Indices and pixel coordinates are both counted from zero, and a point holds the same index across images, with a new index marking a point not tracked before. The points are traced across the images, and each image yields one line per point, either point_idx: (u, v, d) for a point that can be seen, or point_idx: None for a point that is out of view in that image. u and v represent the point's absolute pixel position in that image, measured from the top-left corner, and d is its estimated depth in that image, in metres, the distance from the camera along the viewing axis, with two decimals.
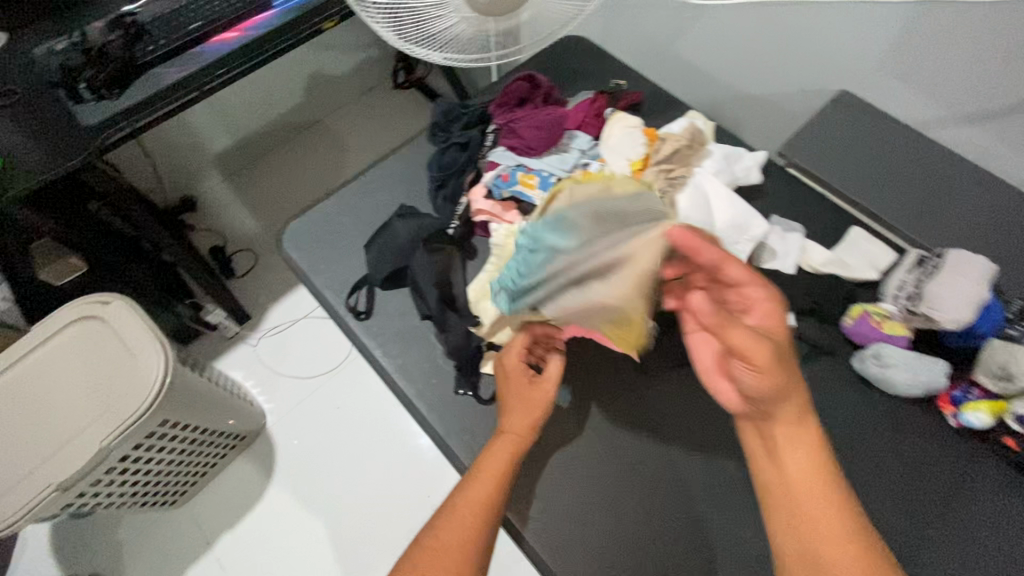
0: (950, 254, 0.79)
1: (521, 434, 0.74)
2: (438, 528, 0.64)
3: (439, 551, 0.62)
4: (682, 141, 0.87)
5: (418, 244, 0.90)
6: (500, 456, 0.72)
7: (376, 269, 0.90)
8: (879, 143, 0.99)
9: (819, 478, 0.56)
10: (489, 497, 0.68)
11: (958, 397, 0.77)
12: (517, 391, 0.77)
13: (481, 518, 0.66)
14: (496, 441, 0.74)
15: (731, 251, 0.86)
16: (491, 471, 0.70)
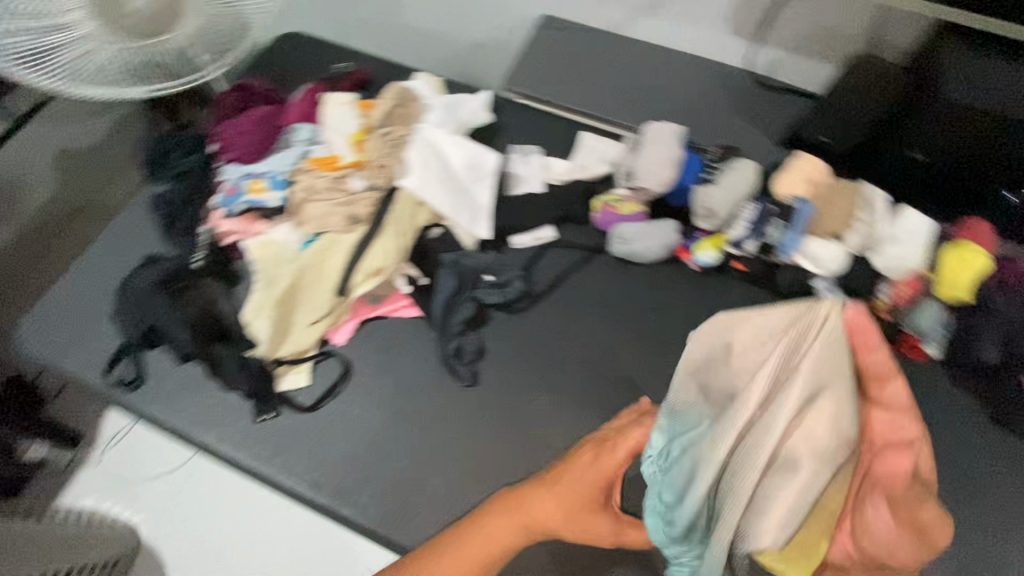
0: (647, 129, 0.89)
1: (551, 523, 0.64)
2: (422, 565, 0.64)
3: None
4: (391, 102, 0.88)
5: (157, 290, 0.83)
6: (541, 515, 0.63)
7: (130, 333, 0.84)
8: (583, 51, 1.09)
9: (936, 517, 0.52)
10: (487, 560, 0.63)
11: (689, 244, 0.88)
12: (571, 491, 0.63)
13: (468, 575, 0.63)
14: (513, 493, 0.66)
15: (477, 186, 0.91)
16: (510, 520, 0.64)
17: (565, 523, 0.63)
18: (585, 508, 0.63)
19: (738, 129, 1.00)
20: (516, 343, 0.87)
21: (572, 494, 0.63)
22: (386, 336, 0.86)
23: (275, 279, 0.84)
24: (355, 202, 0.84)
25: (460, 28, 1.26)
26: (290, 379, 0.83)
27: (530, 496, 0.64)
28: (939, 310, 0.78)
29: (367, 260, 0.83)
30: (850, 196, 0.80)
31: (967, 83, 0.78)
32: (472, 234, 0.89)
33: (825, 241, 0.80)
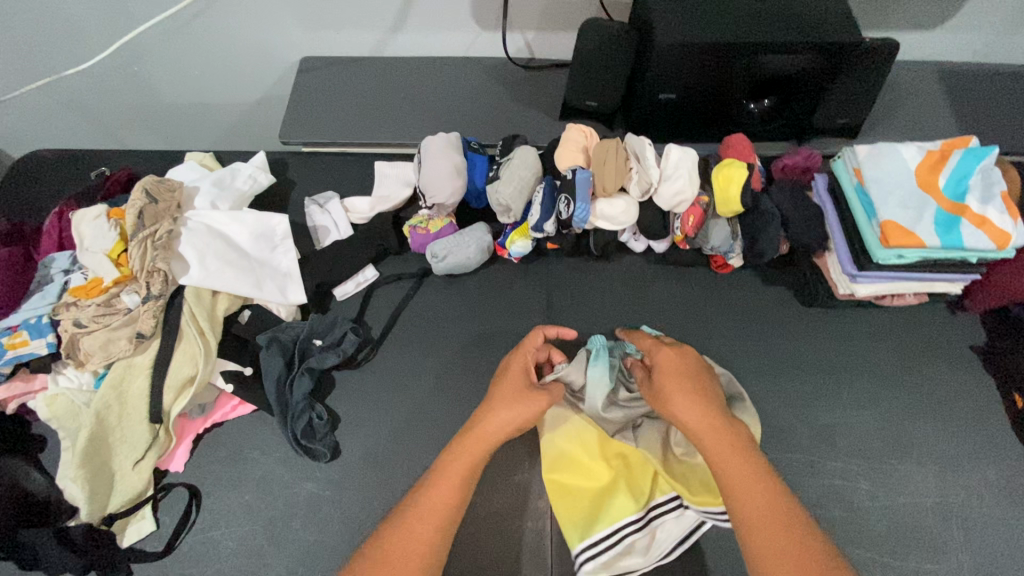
0: (424, 145, 0.88)
1: (508, 427, 0.67)
2: (408, 511, 0.62)
3: (406, 536, 0.61)
4: (140, 201, 0.80)
5: None
6: (493, 431, 0.67)
7: None
8: (352, 81, 1.07)
9: (757, 486, 0.60)
10: (461, 484, 0.64)
11: (502, 241, 0.90)
12: (507, 388, 0.70)
13: (451, 507, 0.63)
14: (467, 428, 0.68)
15: (275, 256, 0.87)
16: (474, 444, 0.66)
17: (516, 410, 0.68)
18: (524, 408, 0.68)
19: (519, 116, 1.03)
20: (369, 396, 0.83)
21: (513, 399, 0.69)
22: (232, 442, 0.80)
23: (76, 432, 0.73)
24: (136, 318, 0.76)
25: (230, 92, 1.20)
26: (132, 531, 0.74)
27: (475, 421, 0.68)
28: (727, 227, 0.86)
29: (173, 372, 0.76)
30: (616, 151, 0.84)
31: (668, 25, 0.85)
32: (287, 304, 0.85)
33: (610, 200, 0.84)
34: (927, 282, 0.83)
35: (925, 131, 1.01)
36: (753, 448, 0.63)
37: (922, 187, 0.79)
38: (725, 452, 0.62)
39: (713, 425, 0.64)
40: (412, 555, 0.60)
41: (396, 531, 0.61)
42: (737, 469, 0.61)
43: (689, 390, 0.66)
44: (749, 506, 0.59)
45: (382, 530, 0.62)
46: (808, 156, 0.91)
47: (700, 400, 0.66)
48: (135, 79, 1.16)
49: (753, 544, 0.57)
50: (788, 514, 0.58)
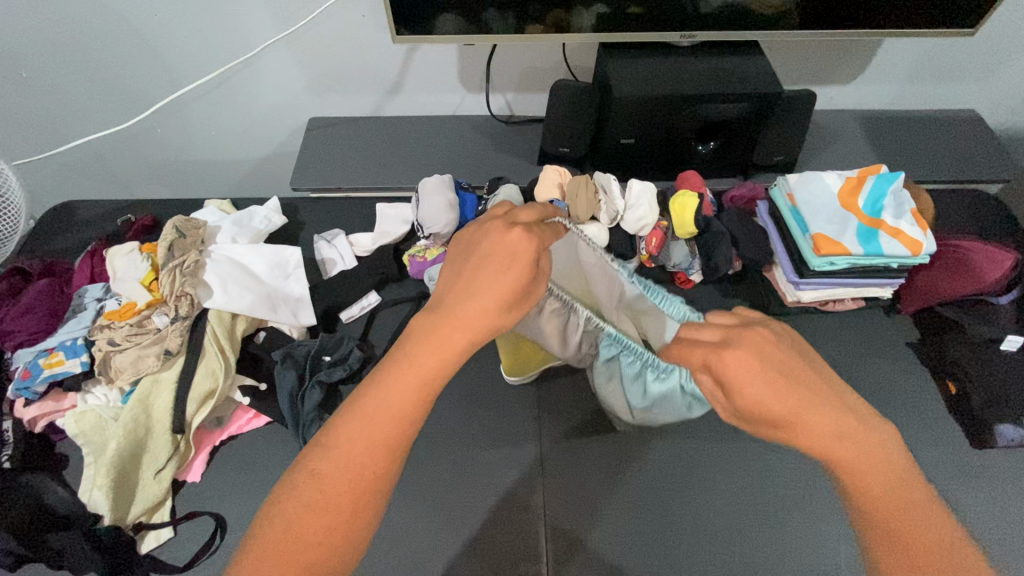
0: (422, 185, 1.02)
1: (489, 318, 0.56)
2: (367, 405, 0.52)
3: (370, 428, 0.51)
4: (170, 236, 0.91)
5: None
6: (477, 320, 0.55)
7: None
8: (355, 137, 1.22)
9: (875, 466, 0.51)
10: (435, 378, 0.54)
11: None
12: (490, 274, 0.57)
13: (417, 409, 0.53)
14: (441, 315, 0.56)
15: (288, 283, 0.97)
16: (449, 332, 0.55)
17: (491, 299, 0.56)
18: (503, 295, 0.56)
19: (502, 161, 1.18)
20: None
21: (489, 287, 0.56)
22: (248, 452, 0.86)
23: (102, 446, 0.80)
24: (165, 337, 0.85)
25: (243, 149, 1.35)
26: (151, 538, 0.79)
27: (451, 305, 0.56)
28: (685, 247, 1.00)
29: (196, 386, 0.84)
30: (587, 184, 0.98)
31: (625, 82, 1.02)
32: (298, 325, 0.94)
33: (584, 226, 0.97)
34: (859, 287, 0.97)
35: (849, 165, 1.18)
36: (897, 448, 0.53)
37: (844, 206, 0.94)
38: (860, 456, 0.51)
39: (858, 440, 0.51)
40: (367, 449, 0.51)
41: (356, 420, 0.51)
42: (867, 464, 0.51)
43: (786, 389, 0.51)
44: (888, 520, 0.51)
45: (341, 414, 0.52)
46: (751, 188, 1.07)
47: (824, 406, 0.52)
48: (158, 139, 1.29)
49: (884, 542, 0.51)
50: (908, 498, 0.51)
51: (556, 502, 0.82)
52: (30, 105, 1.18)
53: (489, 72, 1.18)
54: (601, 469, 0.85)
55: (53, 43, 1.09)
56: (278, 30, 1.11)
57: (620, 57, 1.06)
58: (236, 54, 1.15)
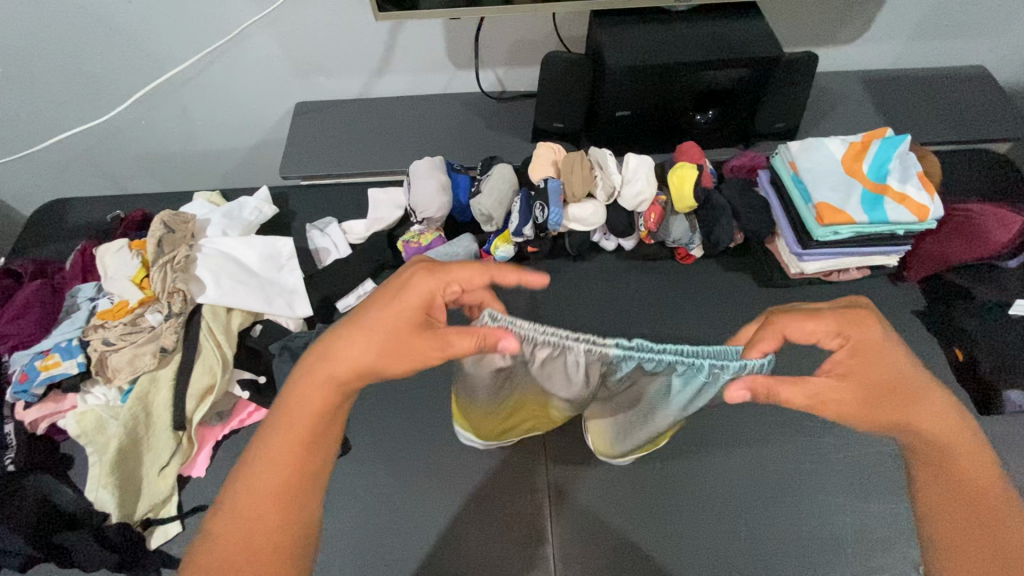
0: (412, 168, 0.99)
1: (367, 365, 0.59)
2: (260, 459, 0.56)
3: (265, 474, 0.56)
4: (158, 231, 0.89)
5: None
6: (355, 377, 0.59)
7: None
8: (344, 120, 1.19)
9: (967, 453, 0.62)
10: (318, 429, 0.58)
11: (487, 248, 1.00)
12: (385, 320, 0.59)
13: (303, 458, 0.57)
14: (327, 354, 0.60)
15: (281, 275, 0.95)
16: (323, 384, 0.59)
17: (370, 347, 0.59)
18: (387, 346, 0.59)
19: (494, 140, 1.15)
20: (374, 395, 0.90)
21: (377, 333, 0.59)
22: (249, 446, 0.86)
23: (104, 444, 0.79)
24: (160, 334, 0.84)
25: (232, 138, 1.32)
26: (160, 532, 0.79)
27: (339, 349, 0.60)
28: (685, 222, 0.97)
29: (194, 382, 0.83)
30: (582, 161, 0.95)
31: (619, 52, 0.98)
32: (294, 317, 0.93)
33: (580, 205, 0.96)
34: (864, 256, 0.94)
35: (853, 130, 1.14)
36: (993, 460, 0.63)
37: (847, 173, 0.91)
38: (961, 452, 0.62)
39: (961, 441, 0.62)
40: (266, 496, 0.55)
41: (253, 469, 0.56)
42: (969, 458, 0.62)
43: (945, 432, 0.62)
44: (950, 513, 0.60)
45: (244, 466, 0.57)
46: (752, 157, 1.04)
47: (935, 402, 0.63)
48: (145, 130, 1.26)
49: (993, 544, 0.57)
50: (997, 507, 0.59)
51: (558, 486, 0.83)
52: (10, 102, 1.15)
53: (478, 46, 1.14)
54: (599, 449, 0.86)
55: (28, 34, 1.05)
56: (258, 11, 1.07)
57: (612, 25, 1.02)
58: (217, 39, 1.11)
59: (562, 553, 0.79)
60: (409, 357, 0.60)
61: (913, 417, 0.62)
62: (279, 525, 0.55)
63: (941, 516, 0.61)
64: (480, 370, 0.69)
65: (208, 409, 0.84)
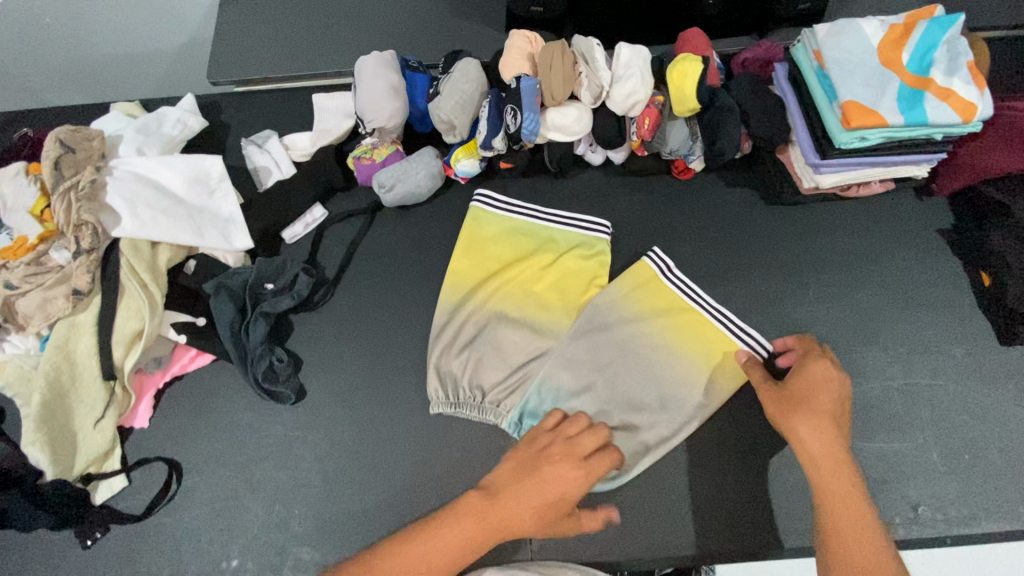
0: (358, 65, 0.82)
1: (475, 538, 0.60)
2: (423, 538, 0.60)
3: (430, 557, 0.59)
4: (54, 152, 0.74)
5: None
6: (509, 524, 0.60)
7: None
8: (278, 12, 0.99)
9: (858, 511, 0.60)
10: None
11: (447, 160, 0.86)
12: (541, 498, 0.61)
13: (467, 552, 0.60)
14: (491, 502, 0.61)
15: (213, 202, 0.82)
16: (473, 524, 0.60)
17: (535, 522, 0.61)
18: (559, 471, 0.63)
19: (460, 30, 0.96)
20: (330, 336, 0.82)
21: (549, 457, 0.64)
22: (193, 393, 0.78)
23: (26, 396, 0.71)
24: (70, 275, 0.72)
25: (154, 37, 1.10)
26: (105, 487, 0.74)
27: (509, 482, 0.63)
28: (684, 128, 0.82)
29: (119, 327, 0.73)
30: (562, 54, 0.79)
31: None
32: (233, 251, 0.81)
33: (560, 108, 0.80)
34: (892, 166, 0.80)
35: (891, 6, 0.95)
36: (851, 470, 0.62)
37: (884, 63, 0.75)
38: (831, 469, 0.62)
39: (835, 453, 0.63)
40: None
41: (418, 542, 0.59)
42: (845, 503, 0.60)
43: (835, 460, 0.62)
44: (840, 516, 0.60)
45: (383, 548, 0.60)
46: (768, 49, 0.87)
47: (827, 427, 0.64)
48: (46, 29, 1.04)
49: (830, 520, 0.60)
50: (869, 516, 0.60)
51: None
52: None
53: None
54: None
55: None
56: None
57: None
58: None
59: None
60: (551, 529, 0.62)
61: (798, 428, 0.64)
62: None
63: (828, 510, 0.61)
64: (461, 339, 0.79)
65: (141, 356, 0.75)
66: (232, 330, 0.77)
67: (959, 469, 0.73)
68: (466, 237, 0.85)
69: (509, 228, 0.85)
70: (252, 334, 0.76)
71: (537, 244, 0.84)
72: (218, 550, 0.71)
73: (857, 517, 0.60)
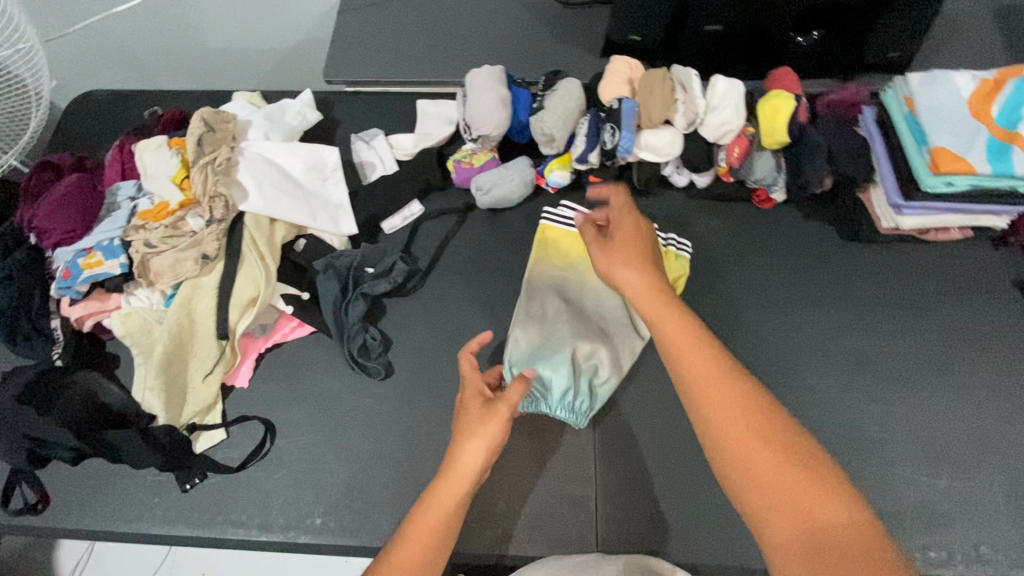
0: (469, 77, 0.90)
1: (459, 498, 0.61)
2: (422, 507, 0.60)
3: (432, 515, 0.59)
4: (198, 129, 0.83)
5: (27, 404, 0.75)
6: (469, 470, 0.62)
7: (8, 458, 0.75)
8: (391, 23, 1.08)
9: (723, 397, 0.55)
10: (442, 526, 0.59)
11: (541, 170, 0.92)
12: (468, 415, 0.65)
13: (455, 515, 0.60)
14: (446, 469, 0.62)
15: (325, 188, 0.90)
16: (456, 482, 0.61)
17: (483, 439, 0.62)
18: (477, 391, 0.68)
19: (559, 52, 1.03)
20: (418, 322, 0.87)
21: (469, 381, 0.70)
22: (291, 361, 0.85)
23: (150, 346, 0.78)
24: (201, 241, 0.80)
25: (270, 37, 1.20)
26: (205, 438, 0.80)
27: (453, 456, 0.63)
28: (772, 159, 0.86)
29: (237, 292, 0.81)
30: (663, 81, 0.84)
31: None
32: (339, 235, 0.88)
33: (656, 131, 0.85)
34: (973, 215, 0.83)
35: (977, 62, 0.98)
36: (725, 373, 0.56)
37: (973, 115, 0.79)
38: (686, 347, 0.58)
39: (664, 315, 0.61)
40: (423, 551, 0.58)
41: (423, 512, 0.60)
42: (709, 391, 0.55)
43: (648, 296, 0.63)
44: (722, 424, 0.54)
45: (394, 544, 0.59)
46: (853, 93, 0.90)
47: (634, 267, 0.66)
48: (180, 22, 1.15)
49: (705, 425, 0.55)
50: (806, 457, 0.51)
51: (606, 428, 0.80)
52: None
53: None
54: (644, 392, 0.82)
55: None
56: None
57: None
58: None
59: (606, 494, 0.76)
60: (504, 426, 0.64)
61: (610, 273, 0.68)
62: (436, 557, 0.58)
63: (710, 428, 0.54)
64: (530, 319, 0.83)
65: (252, 320, 0.82)
66: (334, 302, 0.83)
67: None
68: (544, 248, 0.88)
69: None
70: (350, 309, 0.83)
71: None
72: (304, 508, 0.76)
73: (734, 414, 0.54)
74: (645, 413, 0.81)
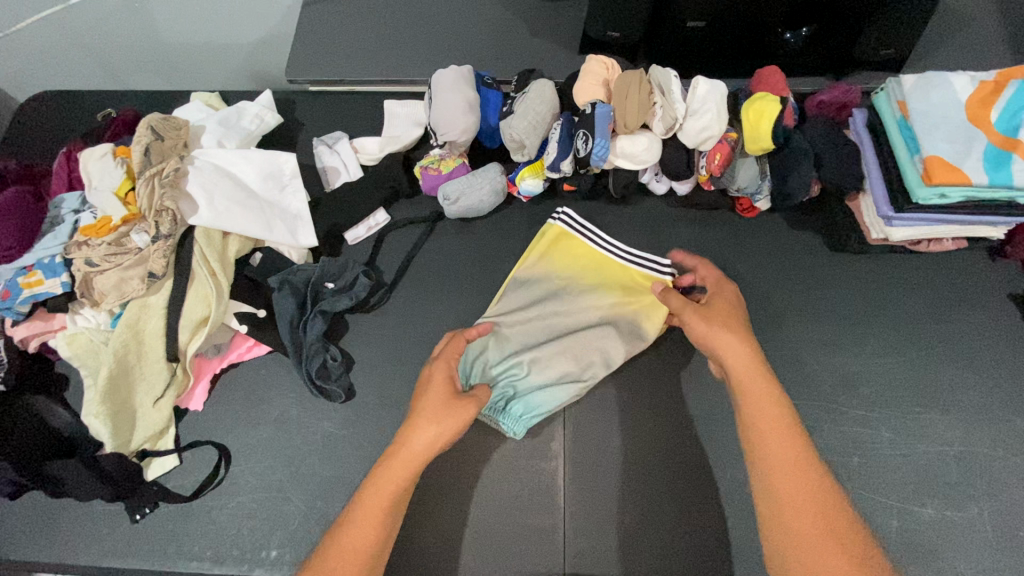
0: (435, 77, 0.84)
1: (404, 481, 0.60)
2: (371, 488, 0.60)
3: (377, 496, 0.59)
4: (145, 137, 0.78)
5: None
6: (422, 453, 0.61)
7: None
8: (356, 17, 1.01)
9: (799, 481, 0.56)
10: (383, 515, 0.59)
11: (512, 177, 0.87)
12: (432, 401, 0.63)
13: (401, 490, 0.60)
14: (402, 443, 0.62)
15: (283, 197, 0.85)
16: (399, 462, 0.61)
17: (439, 429, 0.62)
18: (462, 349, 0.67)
19: (534, 48, 0.97)
20: (382, 339, 0.83)
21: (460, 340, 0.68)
22: (248, 382, 0.81)
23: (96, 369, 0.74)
24: (147, 258, 0.75)
25: (233, 31, 1.14)
26: (157, 465, 0.76)
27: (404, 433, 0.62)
28: (755, 166, 0.81)
29: (187, 312, 0.76)
30: (639, 84, 0.79)
31: None
32: (298, 247, 0.83)
33: (632, 137, 0.80)
34: (966, 226, 0.78)
35: (975, 58, 0.92)
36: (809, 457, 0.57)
37: (970, 120, 0.73)
38: (771, 423, 0.59)
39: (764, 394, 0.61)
40: (361, 548, 0.57)
41: (364, 498, 0.60)
42: (786, 475, 0.56)
43: (740, 368, 0.63)
44: (789, 501, 0.55)
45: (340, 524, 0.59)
46: (845, 92, 0.84)
47: (734, 337, 0.64)
48: (136, 17, 1.08)
49: (772, 504, 0.56)
50: (857, 552, 0.53)
51: (577, 453, 0.76)
52: None
53: None
54: (619, 411, 0.78)
55: None
56: None
57: None
58: None
59: (575, 524, 0.73)
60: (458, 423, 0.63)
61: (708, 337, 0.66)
62: (370, 551, 0.58)
63: (772, 491, 0.56)
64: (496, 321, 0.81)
65: (204, 341, 0.78)
66: (290, 321, 0.79)
67: (1014, 546, 0.70)
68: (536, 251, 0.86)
69: (582, 256, 0.85)
70: (308, 327, 0.79)
71: (609, 281, 0.83)
72: (259, 540, 0.73)
73: (803, 498, 0.55)
74: (617, 437, 0.77)
